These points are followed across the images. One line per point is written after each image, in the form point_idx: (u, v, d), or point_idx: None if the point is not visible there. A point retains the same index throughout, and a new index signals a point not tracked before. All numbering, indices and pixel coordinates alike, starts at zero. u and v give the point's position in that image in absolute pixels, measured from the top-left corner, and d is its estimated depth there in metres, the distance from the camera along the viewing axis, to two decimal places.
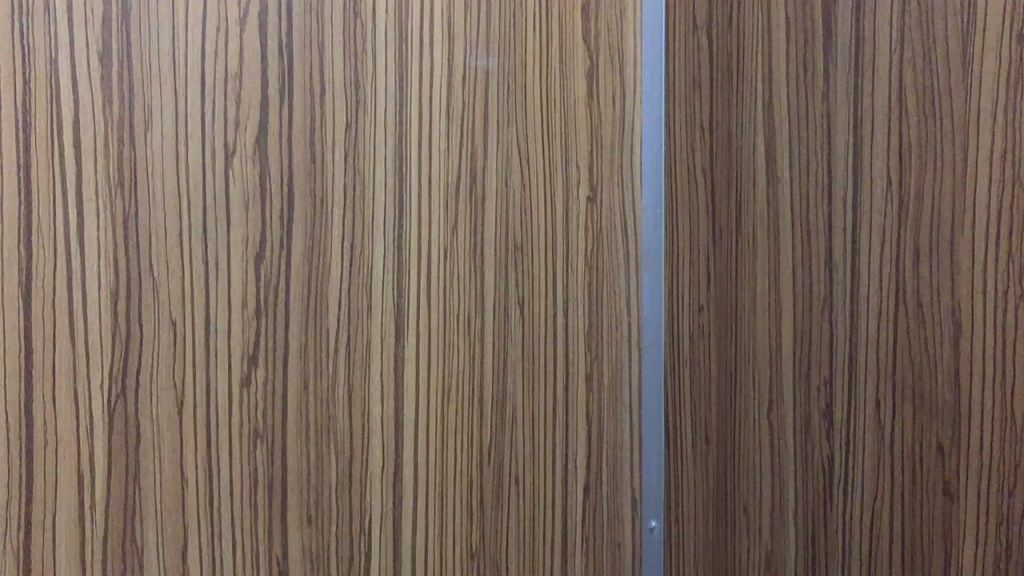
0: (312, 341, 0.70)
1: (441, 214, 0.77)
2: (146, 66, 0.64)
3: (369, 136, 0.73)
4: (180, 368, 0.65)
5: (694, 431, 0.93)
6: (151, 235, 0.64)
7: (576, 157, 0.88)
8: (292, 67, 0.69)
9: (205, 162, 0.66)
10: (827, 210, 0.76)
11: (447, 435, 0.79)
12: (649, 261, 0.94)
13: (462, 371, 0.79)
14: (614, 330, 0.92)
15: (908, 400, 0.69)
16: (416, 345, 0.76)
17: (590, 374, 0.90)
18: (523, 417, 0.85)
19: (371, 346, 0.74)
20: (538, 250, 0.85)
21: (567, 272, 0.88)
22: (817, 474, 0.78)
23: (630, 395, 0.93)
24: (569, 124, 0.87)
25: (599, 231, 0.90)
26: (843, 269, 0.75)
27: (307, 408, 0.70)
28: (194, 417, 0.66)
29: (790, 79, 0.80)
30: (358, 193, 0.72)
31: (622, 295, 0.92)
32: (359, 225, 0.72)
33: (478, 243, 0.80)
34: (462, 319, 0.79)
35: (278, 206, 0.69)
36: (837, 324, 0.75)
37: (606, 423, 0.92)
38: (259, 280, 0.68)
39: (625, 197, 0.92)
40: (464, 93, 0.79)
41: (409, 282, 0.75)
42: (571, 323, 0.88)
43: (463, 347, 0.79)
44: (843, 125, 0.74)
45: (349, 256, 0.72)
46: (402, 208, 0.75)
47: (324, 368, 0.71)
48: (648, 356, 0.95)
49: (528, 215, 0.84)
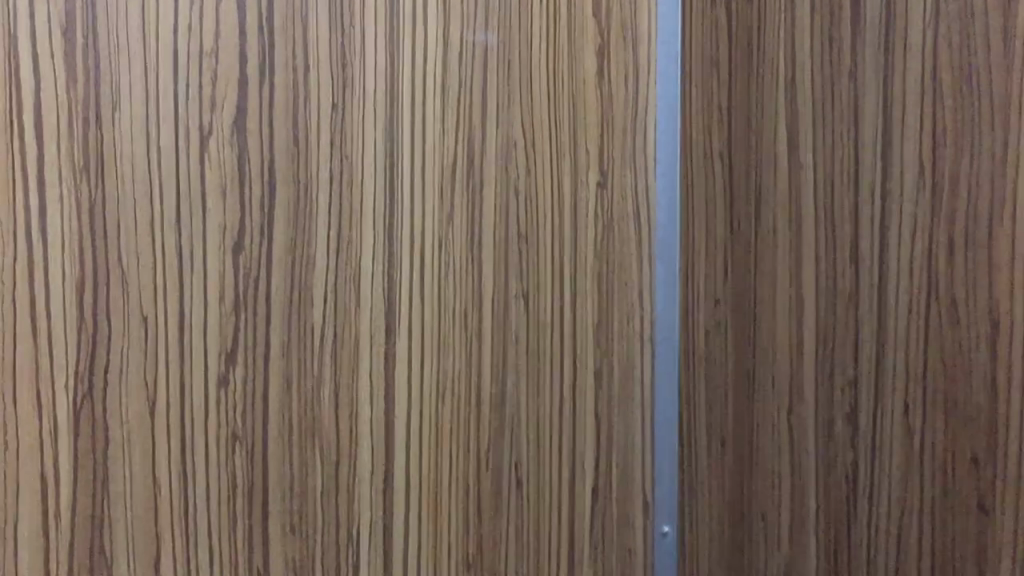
0: (295, 337, 0.66)
1: (436, 201, 0.72)
2: (113, 41, 0.59)
3: (359, 116, 0.68)
4: (152, 367, 0.61)
5: (710, 433, 0.87)
6: (120, 223, 0.60)
7: (584, 141, 0.83)
8: (274, 43, 0.64)
9: (179, 145, 0.61)
10: (854, 198, 0.70)
11: (443, 437, 0.74)
12: (663, 249, 0.87)
13: (460, 369, 0.74)
14: (626, 324, 0.86)
15: (940, 406, 0.63)
16: (410, 341, 0.71)
17: (599, 371, 0.85)
18: (526, 417, 0.80)
19: (359, 344, 0.69)
20: (542, 238, 0.80)
21: (574, 262, 0.82)
22: (840, 482, 0.72)
23: (643, 394, 0.87)
24: (577, 105, 0.82)
25: (610, 218, 0.84)
26: (870, 262, 0.69)
27: (290, 410, 0.66)
28: (168, 418, 0.62)
29: (815, 56, 0.74)
30: (346, 178, 0.67)
31: (635, 287, 0.86)
32: (348, 212, 0.68)
33: (476, 232, 0.75)
34: (459, 314, 0.74)
35: (259, 193, 0.64)
36: (864, 322, 0.70)
37: (617, 422, 0.86)
38: (238, 272, 0.63)
39: (638, 182, 0.86)
40: (462, 72, 0.74)
41: (402, 275, 0.70)
42: (579, 317, 0.83)
43: (461, 344, 0.74)
44: (871, 106, 0.68)
45: (336, 245, 0.67)
46: (394, 195, 0.70)
47: (310, 366, 0.66)
48: (663, 351, 0.88)
49: (531, 201, 0.79)
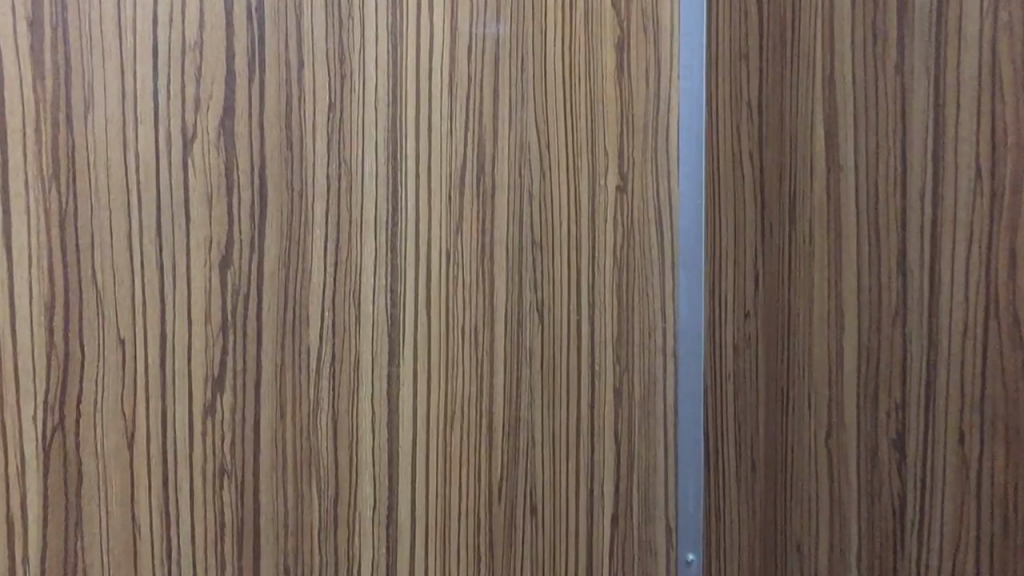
0: (289, 360, 0.60)
1: (443, 208, 0.66)
2: (85, 34, 0.53)
3: (358, 116, 0.62)
4: (131, 396, 0.55)
5: (739, 455, 0.80)
6: (95, 236, 0.54)
7: (602, 141, 0.76)
8: (264, 36, 0.58)
9: (159, 150, 0.55)
10: (901, 204, 0.64)
11: (450, 465, 0.68)
12: (687, 259, 0.81)
13: (468, 390, 0.68)
14: (648, 339, 0.80)
15: (1000, 436, 0.57)
16: (414, 362, 0.65)
17: (620, 388, 0.79)
18: (542, 439, 0.74)
19: (360, 367, 0.63)
20: (558, 247, 0.75)
21: (592, 272, 0.77)
22: (885, 514, 0.66)
23: (665, 412, 0.81)
24: (595, 103, 0.76)
25: (630, 224, 0.79)
26: (920, 275, 0.63)
27: (284, 439, 0.60)
28: (150, 452, 0.56)
29: (856, 49, 0.67)
30: (344, 184, 0.61)
31: (657, 299, 0.80)
32: (346, 222, 0.62)
33: (487, 242, 0.69)
34: (467, 331, 0.68)
35: (248, 201, 0.58)
36: (913, 341, 0.63)
37: (638, 444, 0.80)
38: (226, 289, 0.57)
39: (660, 185, 0.80)
40: (470, 68, 0.68)
41: (405, 290, 0.64)
42: (598, 330, 0.77)
43: (471, 364, 0.68)
44: (921, 104, 0.62)
45: (334, 258, 0.61)
46: (396, 202, 0.64)
47: (305, 390, 0.60)
48: (686, 366, 0.82)
49: (546, 207, 0.73)
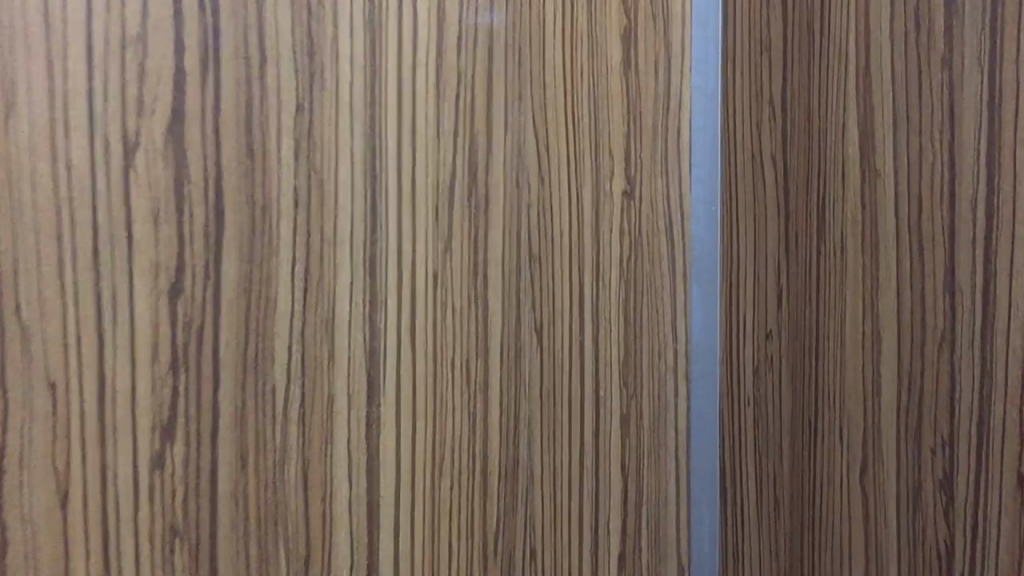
0: (251, 402, 0.52)
1: (429, 225, 0.59)
2: (6, 24, 0.45)
3: (330, 119, 0.54)
4: (64, 449, 0.47)
5: (761, 488, 0.72)
6: (19, 263, 0.46)
7: (607, 143, 0.69)
8: (218, 27, 0.50)
9: (95, 161, 0.47)
10: (949, 217, 0.56)
11: (440, 519, 0.60)
12: (699, 272, 0.74)
13: (460, 433, 0.61)
14: (658, 360, 0.72)
15: None
16: (398, 401, 0.57)
17: (626, 415, 0.71)
18: (541, 470, 0.67)
19: (334, 408, 0.55)
20: (557, 260, 0.67)
21: (596, 289, 0.69)
22: (930, 564, 0.58)
23: (677, 440, 0.74)
24: (599, 100, 0.68)
25: (638, 235, 0.71)
26: (972, 298, 0.54)
27: (246, 492, 0.52)
28: (87, 513, 0.48)
29: (896, 38, 0.59)
30: (316, 198, 0.54)
31: (667, 317, 0.72)
32: (317, 241, 0.54)
33: (479, 266, 0.62)
34: (459, 364, 0.61)
35: (203, 219, 0.50)
36: (963, 371, 0.55)
37: (646, 477, 0.72)
38: (176, 322, 0.49)
39: (670, 189, 0.72)
40: (460, 63, 0.60)
41: (388, 315, 0.57)
42: (602, 350, 0.69)
43: (462, 402, 0.61)
44: (972, 100, 0.53)
45: (303, 283, 0.53)
46: (377, 217, 0.56)
47: (270, 435, 0.52)
48: (699, 388, 0.74)
49: (544, 217, 0.66)
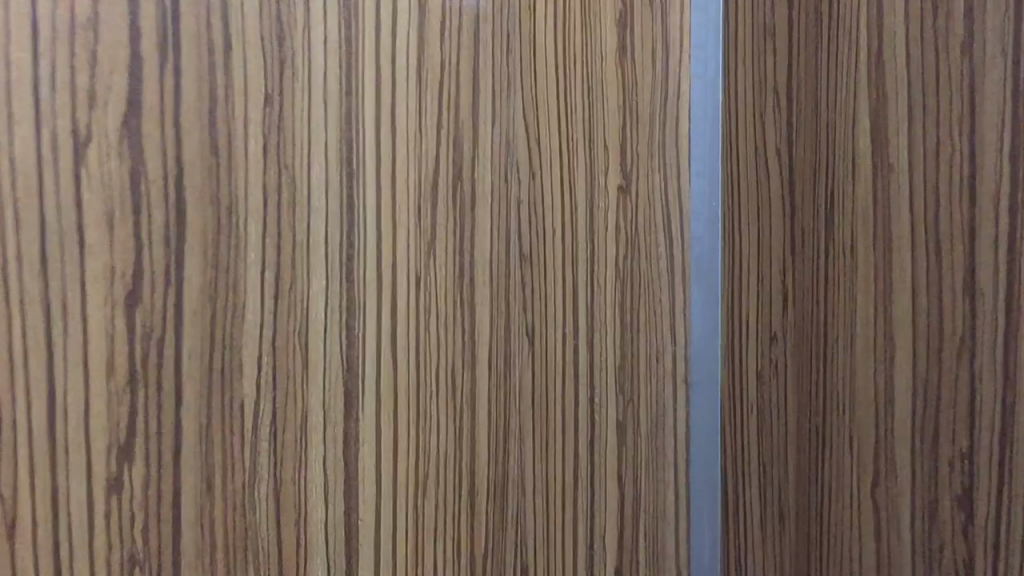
0: (217, 419, 0.48)
1: (411, 227, 0.55)
2: None
3: (301, 111, 0.50)
4: (10, 473, 0.43)
5: (766, 500, 0.69)
6: None
7: (602, 135, 0.65)
8: (179, 11, 0.46)
9: (41, 157, 0.43)
10: (970, 212, 0.51)
11: (423, 542, 0.56)
12: (699, 272, 0.69)
13: (444, 449, 0.57)
14: (655, 365, 0.68)
15: None
16: (377, 414, 0.53)
17: (623, 423, 0.67)
18: (535, 481, 0.63)
19: (308, 423, 0.51)
20: (551, 259, 0.63)
21: (589, 291, 0.65)
22: None
23: (676, 449, 0.69)
24: (594, 90, 0.64)
25: (635, 232, 0.67)
26: (995, 299, 0.50)
27: (211, 517, 0.48)
28: (36, 542, 0.44)
29: (912, 21, 0.55)
30: (286, 197, 0.50)
31: (665, 318, 0.68)
32: (288, 244, 0.50)
33: (465, 271, 0.58)
34: (444, 374, 0.56)
35: (162, 220, 0.46)
36: (983, 377, 0.50)
37: (644, 487, 0.68)
38: (133, 333, 0.45)
39: (668, 184, 0.68)
40: (445, 49, 0.56)
41: (364, 323, 0.53)
42: (597, 355, 0.65)
43: (447, 415, 0.57)
44: (996, 86, 0.49)
45: (273, 289, 0.49)
46: (353, 218, 0.52)
47: (239, 455, 0.48)
48: (700, 394, 0.70)
49: (536, 215, 0.62)
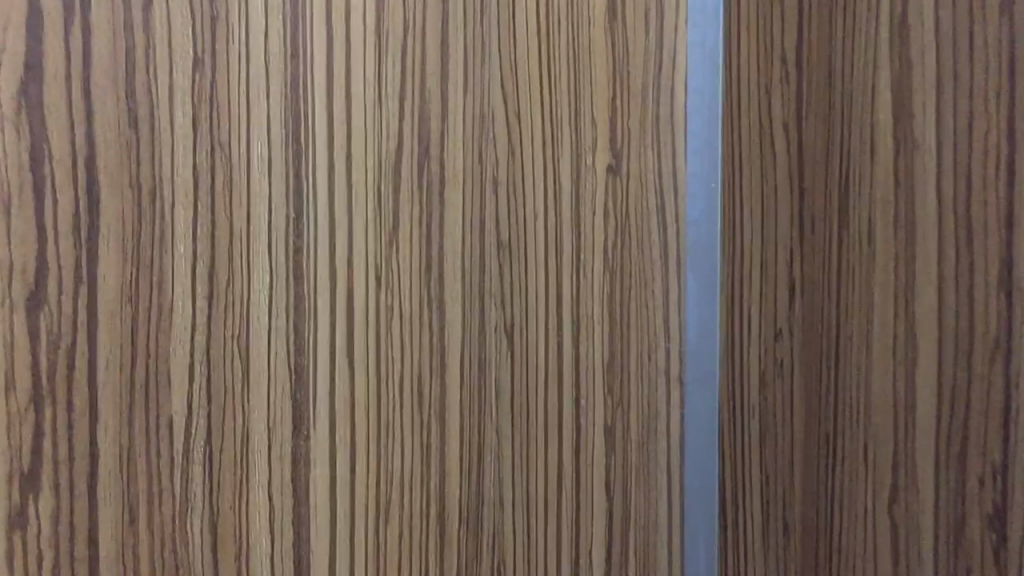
0: (140, 438, 0.42)
1: (371, 213, 0.49)
2: None
3: (236, 80, 0.44)
4: None
5: (767, 514, 0.62)
6: None
7: (589, 109, 0.58)
8: None
9: None
10: (1007, 195, 0.44)
11: (387, 568, 0.51)
12: (696, 261, 0.63)
13: (411, 464, 0.51)
14: (647, 362, 0.62)
15: None
16: (333, 428, 0.48)
17: (612, 428, 0.61)
18: (514, 494, 0.57)
19: (251, 441, 0.45)
20: (531, 248, 0.57)
21: (575, 284, 0.58)
22: None
23: (668, 455, 0.63)
24: (580, 58, 0.57)
25: (626, 217, 0.60)
26: None
27: (137, 554, 0.42)
28: None
29: None
30: (221, 182, 0.44)
31: (658, 312, 0.62)
32: (223, 237, 0.44)
33: (434, 268, 0.51)
34: (411, 382, 0.51)
35: (70, 208, 0.40)
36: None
37: (634, 496, 0.62)
38: (37, 341, 0.39)
39: (662, 164, 0.61)
40: (407, 10, 0.50)
41: (318, 326, 0.47)
42: (583, 353, 0.59)
43: (412, 425, 0.51)
44: None
45: (206, 289, 0.43)
46: (300, 207, 0.46)
47: (167, 482, 0.43)
48: (694, 394, 0.64)
49: (515, 198, 0.56)
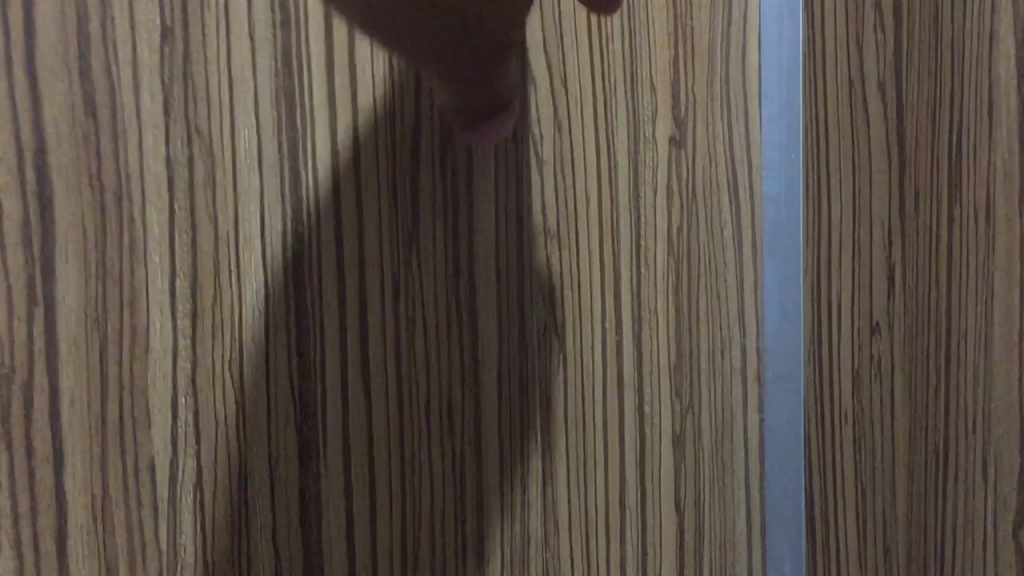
0: (86, 490, 0.35)
1: (385, 209, 0.41)
2: None
3: (213, 56, 0.37)
4: None
5: (863, 531, 0.53)
6: None
7: (647, 72, 0.50)
8: None
9: None
10: None
11: None
12: (777, 243, 0.54)
13: (436, 488, 0.44)
14: (721, 361, 0.53)
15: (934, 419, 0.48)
16: (348, 469, 0.41)
17: (680, 437, 0.52)
18: (575, 507, 0.48)
19: (239, 449, 0.38)
20: (585, 229, 0.48)
21: (635, 274, 0.50)
22: None
23: (747, 469, 0.54)
24: (635, 14, 0.50)
25: (690, 192, 0.52)
26: None
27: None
28: None
29: None
30: (202, 180, 0.37)
31: (732, 305, 0.53)
32: (205, 244, 0.37)
33: (456, 269, 0.44)
34: (435, 397, 0.43)
35: None
36: None
37: (711, 512, 0.53)
38: None
39: (734, 137, 0.53)
40: None
41: (338, 324, 0.41)
42: (648, 352, 0.51)
43: (444, 465, 0.44)
44: None
45: (190, 310, 0.37)
46: (301, 198, 0.39)
47: (117, 525, 0.36)
48: (776, 397, 0.55)
49: (563, 178, 0.48)
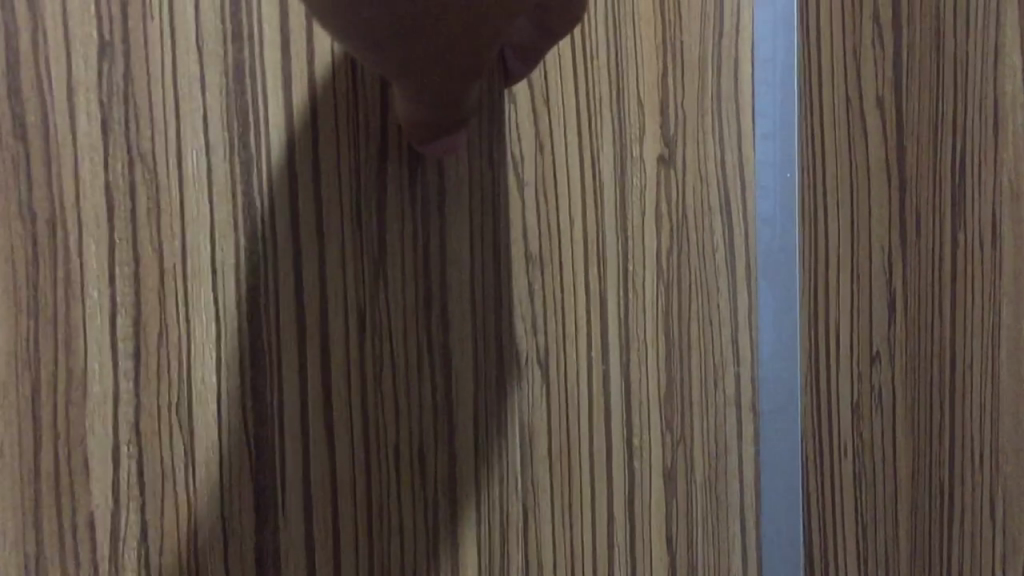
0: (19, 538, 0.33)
1: (349, 239, 0.39)
2: None
3: (157, 76, 0.35)
4: None
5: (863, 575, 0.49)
6: None
7: (635, 87, 0.47)
8: None
9: None
10: None
11: None
12: (772, 266, 0.51)
13: (408, 532, 0.41)
14: (714, 392, 0.50)
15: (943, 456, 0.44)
16: (309, 516, 0.38)
17: (672, 471, 0.48)
18: (556, 551, 0.45)
19: (187, 495, 0.36)
20: (568, 254, 0.45)
21: (623, 301, 0.47)
22: None
23: (741, 501, 0.51)
24: (622, 28, 0.47)
25: (678, 212, 0.48)
26: None
27: None
28: None
29: None
30: (145, 209, 0.35)
31: (724, 330, 0.50)
32: (149, 276, 0.35)
33: (430, 299, 0.41)
34: (406, 436, 0.41)
35: None
36: None
37: (705, 552, 0.50)
38: None
39: (725, 157, 0.50)
40: None
41: (297, 363, 0.38)
42: (639, 383, 0.47)
43: (415, 509, 0.41)
44: None
45: (132, 347, 0.35)
46: (255, 226, 0.37)
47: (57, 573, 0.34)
48: (773, 430, 0.51)
49: (545, 200, 0.45)
